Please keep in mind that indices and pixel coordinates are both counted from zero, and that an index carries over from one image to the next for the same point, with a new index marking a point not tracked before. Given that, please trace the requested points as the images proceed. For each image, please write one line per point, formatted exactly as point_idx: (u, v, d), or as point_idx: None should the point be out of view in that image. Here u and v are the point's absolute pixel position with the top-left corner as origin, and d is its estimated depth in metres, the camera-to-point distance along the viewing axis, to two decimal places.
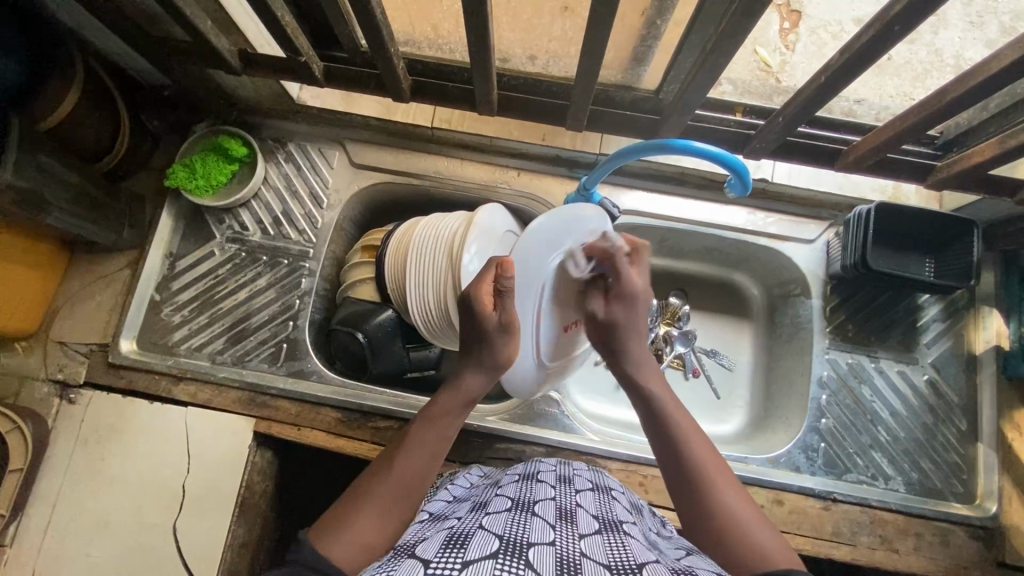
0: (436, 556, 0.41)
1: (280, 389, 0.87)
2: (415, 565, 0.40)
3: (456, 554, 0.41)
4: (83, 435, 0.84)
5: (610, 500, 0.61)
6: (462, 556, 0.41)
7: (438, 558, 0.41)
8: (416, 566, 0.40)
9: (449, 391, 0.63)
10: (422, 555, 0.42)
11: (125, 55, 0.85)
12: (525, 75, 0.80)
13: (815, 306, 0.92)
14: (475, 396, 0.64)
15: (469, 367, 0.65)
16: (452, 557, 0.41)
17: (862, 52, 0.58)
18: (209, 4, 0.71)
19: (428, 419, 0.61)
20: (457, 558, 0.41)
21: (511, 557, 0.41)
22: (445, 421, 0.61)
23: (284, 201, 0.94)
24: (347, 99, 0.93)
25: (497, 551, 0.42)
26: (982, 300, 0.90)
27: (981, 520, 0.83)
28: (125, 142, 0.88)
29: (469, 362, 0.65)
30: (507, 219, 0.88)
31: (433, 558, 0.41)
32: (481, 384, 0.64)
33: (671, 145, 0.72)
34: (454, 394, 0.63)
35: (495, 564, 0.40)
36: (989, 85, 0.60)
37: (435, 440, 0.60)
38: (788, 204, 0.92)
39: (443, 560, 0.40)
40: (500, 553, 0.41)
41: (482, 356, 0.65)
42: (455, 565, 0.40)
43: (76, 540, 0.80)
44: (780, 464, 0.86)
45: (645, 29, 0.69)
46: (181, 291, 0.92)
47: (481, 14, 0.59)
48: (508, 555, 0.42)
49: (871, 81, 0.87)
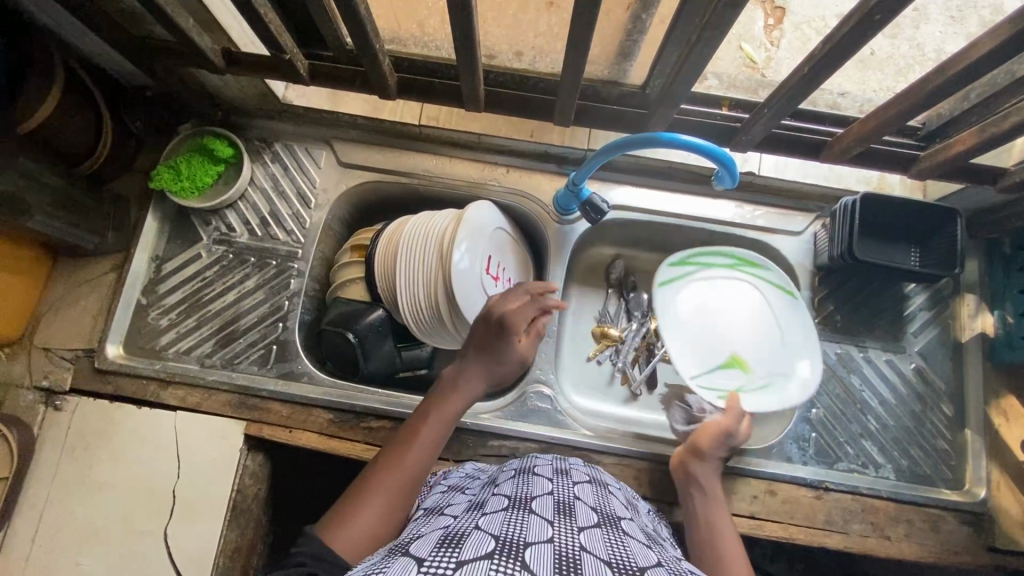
0: (430, 555, 0.41)
1: (270, 391, 0.86)
2: (409, 564, 0.40)
3: (451, 554, 0.41)
4: (70, 442, 0.83)
5: (607, 494, 0.61)
6: (457, 555, 0.41)
7: (432, 558, 0.41)
8: (410, 566, 0.40)
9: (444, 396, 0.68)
10: (417, 554, 0.42)
11: (107, 55, 0.84)
12: (512, 71, 0.81)
13: (804, 297, 0.93)
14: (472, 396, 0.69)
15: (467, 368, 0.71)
16: (446, 557, 0.41)
17: (843, 42, 0.59)
18: (192, 3, 0.70)
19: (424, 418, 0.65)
20: (451, 558, 0.41)
21: (506, 558, 0.41)
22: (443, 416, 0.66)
23: (271, 201, 0.94)
24: (333, 99, 0.96)
25: (493, 552, 0.41)
26: (966, 289, 0.92)
27: (971, 505, 0.84)
28: (108, 144, 0.86)
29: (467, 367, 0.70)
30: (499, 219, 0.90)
31: (426, 557, 0.41)
32: (476, 386, 0.70)
33: (657, 138, 0.72)
34: (450, 394, 0.69)
35: (490, 563, 0.40)
36: (968, 74, 0.61)
37: (433, 439, 0.64)
38: (775, 196, 0.93)
39: (437, 560, 0.40)
40: (495, 553, 0.41)
41: (483, 359, 0.71)
42: (450, 565, 0.40)
43: (64, 549, 0.79)
44: (772, 455, 0.87)
45: (631, 23, 0.69)
46: (169, 295, 0.91)
47: (467, 9, 0.59)
48: (504, 555, 0.41)
49: (855, 76, 0.89)
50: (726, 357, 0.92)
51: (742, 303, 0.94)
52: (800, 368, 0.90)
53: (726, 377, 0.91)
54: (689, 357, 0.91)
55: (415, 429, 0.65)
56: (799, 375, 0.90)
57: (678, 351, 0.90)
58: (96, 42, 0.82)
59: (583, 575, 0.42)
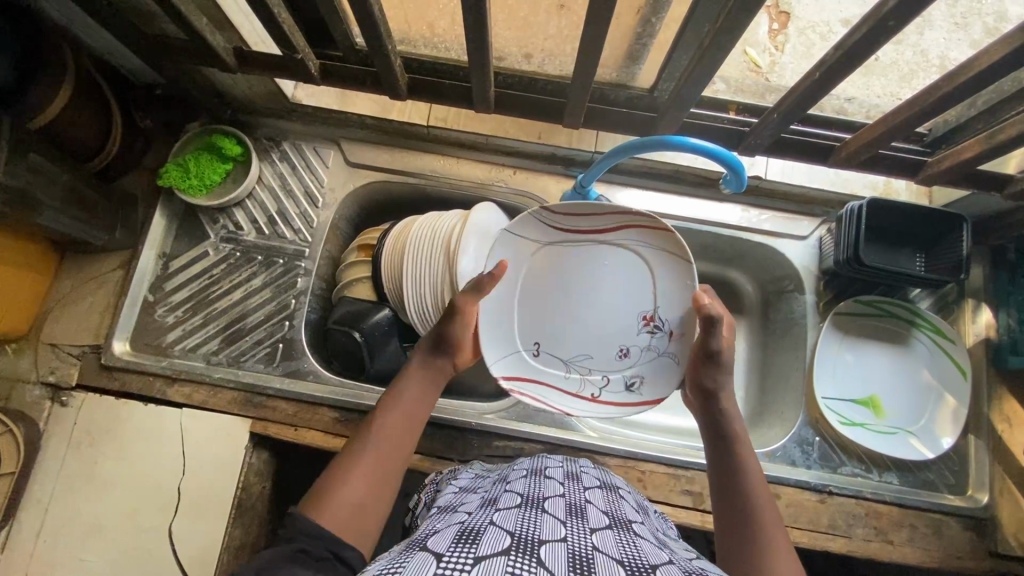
0: (448, 551, 0.41)
1: (276, 389, 0.86)
2: (428, 559, 0.40)
3: (468, 549, 0.41)
4: (76, 438, 0.83)
5: (618, 498, 0.61)
6: (474, 551, 0.41)
7: (450, 553, 0.41)
8: (428, 560, 0.40)
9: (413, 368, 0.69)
10: (435, 549, 0.42)
11: (117, 53, 0.85)
12: (521, 73, 0.81)
13: (809, 301, 0.94)
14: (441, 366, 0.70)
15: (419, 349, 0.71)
16: (464, 553, 0.41)
17: (854, 49, 0.59)
18: (205, 1, 0.71)
19: (393, 395, 0.66)
20: (469, 554, 0.41)
21: (523, 555, 0.41)
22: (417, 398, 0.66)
23: (278, 200, 0.94)
24: (343, 98, 0.95)
25: (509, 549, 0.42)
26: (971, 294, 0.91)
27: (973, 510, 0.85)
28: (118, 141, 0.87)
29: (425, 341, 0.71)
30: (643, 238, 0.77)
31: (445, 552, 0.41)
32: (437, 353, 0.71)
33: (667, 142, 0.72)
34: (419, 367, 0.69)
35: (507, 560, 0.40)
36: (976, 83, 0.61)
37: (408, 414, 0.64)
38: (780, 201, 0.94)
39: (455, 555, 0.40)
40: (512, 550, 0.41)
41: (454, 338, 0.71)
42: (468, 560, 0.40)
43: (69, 544, 0.79)
44: (776, 458, 0.87)
45: (640, 27, 0.69)
46: (176, 292, 0.91)
47: (480, 11, 0.59)
48: (520, 552, 0.41)
49: (859, 82, 0.89)
50: (864, 395, 0.92)
51: (919, 353, 0.92)
52: (927, 426, 0.89)
53: (852, 409, 0.90)
54: (827, 379, 0.91)
55: (386, 404, 0.65)
56: (920, 435, 0.89)
57: (824, 361, 0.91)
58: (105, 38, 0.82)
59: (597, 573, 0.42)
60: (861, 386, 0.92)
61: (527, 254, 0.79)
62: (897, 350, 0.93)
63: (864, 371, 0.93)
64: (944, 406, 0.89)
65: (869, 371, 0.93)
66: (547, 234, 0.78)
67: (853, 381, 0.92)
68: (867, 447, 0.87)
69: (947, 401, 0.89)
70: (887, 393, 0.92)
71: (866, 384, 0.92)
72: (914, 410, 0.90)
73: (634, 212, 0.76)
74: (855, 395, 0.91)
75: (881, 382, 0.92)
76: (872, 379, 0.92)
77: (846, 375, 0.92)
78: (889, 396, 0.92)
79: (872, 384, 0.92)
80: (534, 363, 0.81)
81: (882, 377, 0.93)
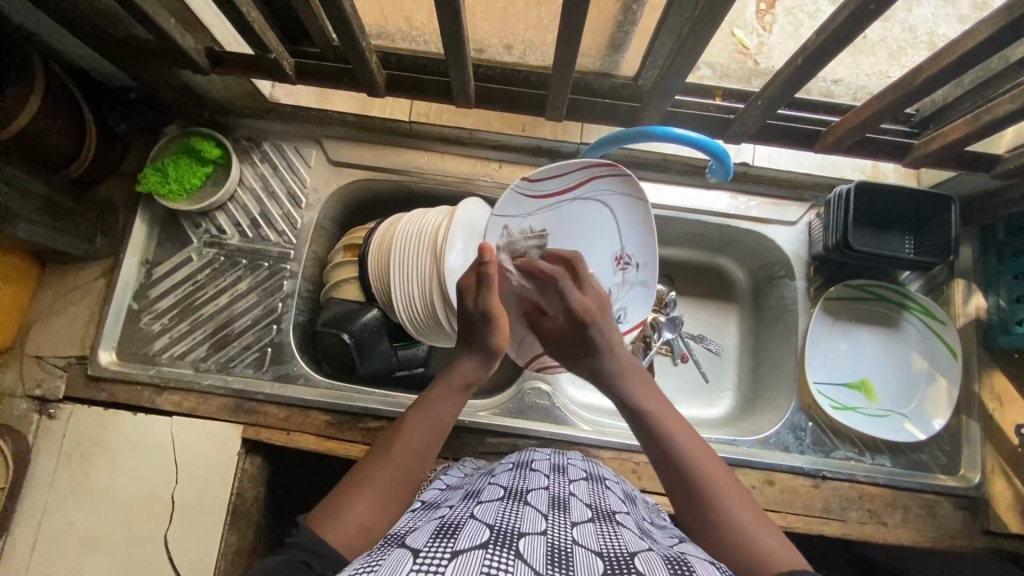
0: (425, 547, 0.41)
1: (266, 394, 0.85)
2: (404, 557, 0.40)
3: (446, 544, 0.41)
4: (66, 450, 0.82)
5: (603, 489, 0.61)
6: (452, 545, 0.41)
7: (427, 549, 0.40)
8: (405, 557, 0.40)
9: (447, 381, 0.64)
10: (412, 545, 0.42)
11: (88, 57, 0.83)
12: (501, 65, 0.79)
13: (799, 287, 0.94)
14: (470, 380, 0.64)
15: (463, 358, 0.66)
16: (442, 547, 0.40)
17: (838, 33, 0.58)
18: (172, 2, 0.69)
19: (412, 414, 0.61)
20: (447, 548, 0.40)
21: (501, 548, 0.41)
22: (442, 411, 0.62)
23: (261, 202, 0.92)
24: (321, 96, 0.94)
25: (487, 542, 0.41)
26: (960, 275, 0.91)
27: (965, 490, 0.85)
28: (93, 150, 0.85)
29: (463, 348, 0.66)
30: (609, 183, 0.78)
31: (422, 548, 0.41)
32: (474, 368, 0.65)
33: (651, 133, 0.72)
34: (447, 382, 0.64)
35: (485, 554, 0.40)
36: (964, 62, 0.60)
37: (422, 437, 0.59)
38: (769, 186, 0.93)
39: (432, 551, 0.40)
40: (491, 543, 0.41)
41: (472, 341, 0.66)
42: (445, 555, 0.39)
43: (63, 557, 0.79)
44: (769, 445, 0.88)
45: (621, 15, 0.68)
46: (160, 300, 0.90)
47: (455, 5, 0.58)
48: (499, 545, 0.41)
49: (847, 60, 0.87)
50: (856, 379, 0.92)
51: (910, 331, 0.92)
52: (919, 404, 0.90)
53: (844, 394, 0.90)
54: (818, 364, 0.91)
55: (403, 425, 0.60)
56: (913, 413, 0.89)
57: (815, 346, 0.92)
58: (77, 43, 0.80)
59: (576, 566, 0.41)
60: (853, 368, 0.92)
61: (517, 228, 0.77)
62: (886, 328, 0.93)
63: (856, 356, 0.93)
64: (934, 383, 0.90)
65: (861, 352, 0.93)
66: (527, 205, 0.77)
67: (845, 364, 0.92)
68: (859, 430, 0.88)
69: (936, 376, 0.90)
70: (879, 374, 0.92)
71: (857, 366, 0.92)
72: (907, 392, 0.91)
73: (598, 163, 0.76)
74: (846, 377, 0.92)
75: (874, 362, 0.93)
76: (863, 361, 0.93)
77: (836, 358, 0.92)
78: (880, 375, 0.92)
79: (863, 368, 0.92)
80: (544, 338, 0.81)
81: (875, 358, 0.93)
